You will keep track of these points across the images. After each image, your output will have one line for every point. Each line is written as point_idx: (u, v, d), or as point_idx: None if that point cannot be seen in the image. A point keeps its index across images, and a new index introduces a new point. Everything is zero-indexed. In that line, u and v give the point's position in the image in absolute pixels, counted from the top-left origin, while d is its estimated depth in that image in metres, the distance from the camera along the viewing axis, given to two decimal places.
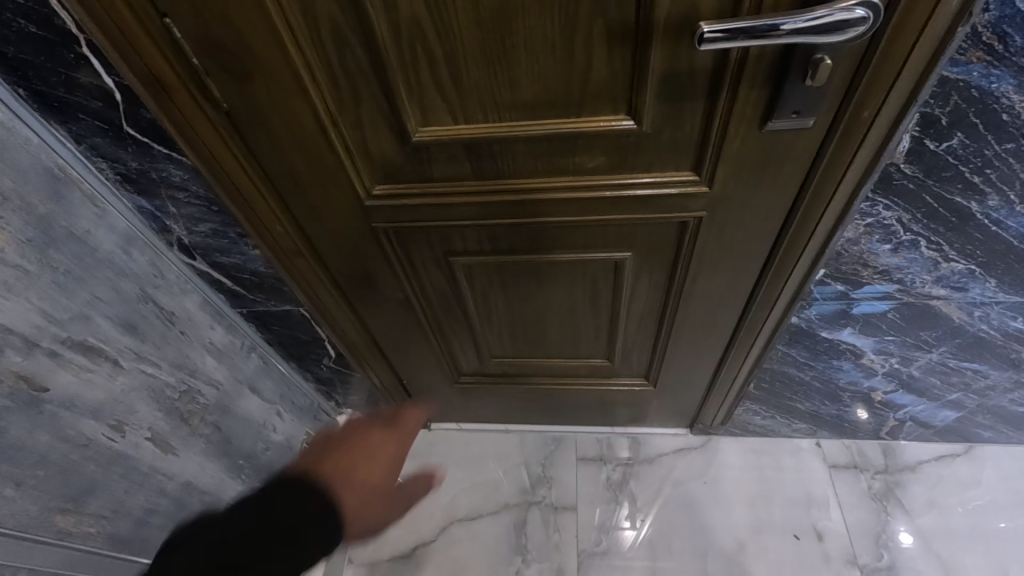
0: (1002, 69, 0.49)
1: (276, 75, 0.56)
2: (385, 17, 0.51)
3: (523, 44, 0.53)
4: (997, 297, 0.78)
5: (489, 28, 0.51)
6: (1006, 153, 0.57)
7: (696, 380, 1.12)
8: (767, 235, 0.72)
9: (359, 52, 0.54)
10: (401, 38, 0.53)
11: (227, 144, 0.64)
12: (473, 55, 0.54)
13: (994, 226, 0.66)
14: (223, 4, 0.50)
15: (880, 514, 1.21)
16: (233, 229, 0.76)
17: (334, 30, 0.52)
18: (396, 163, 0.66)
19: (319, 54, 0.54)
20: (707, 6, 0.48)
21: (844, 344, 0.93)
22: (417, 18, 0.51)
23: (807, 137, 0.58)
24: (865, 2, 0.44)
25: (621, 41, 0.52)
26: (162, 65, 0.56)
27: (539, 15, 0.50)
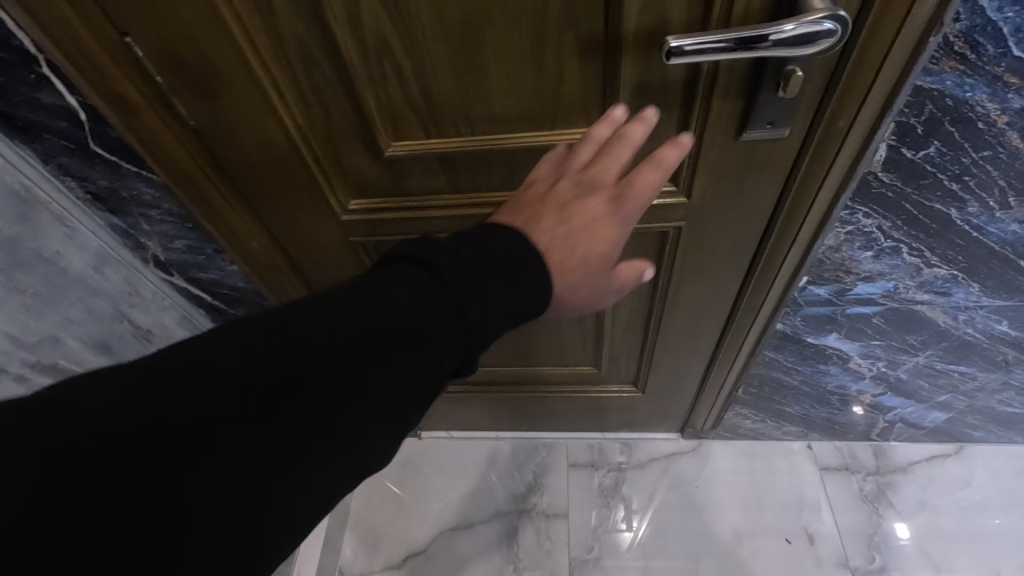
0: (975, 78, 0.49)
1: (242, 92, 0.54)
2: (351, 33, 0.50)
3: (492, 58, 0.52)
4: (982, 301, 0.78)
5: (457, 43, 0.50)
6: (984, 160, 0.56)
7: (684, 385, 1.11)
8: (748, 244, 0.72)
9: (326, 69, 0.53)
10: (369, 55, 0.51)
11: (197, 161, 0.63)
12: (442, 70, 0.53)
13: (975, 231, 0.65)
14: (183, 23, 0.49)
15: (872, 516, 1.20)
16: (209, 244, 0.75)
17: (298, 48, 0.51)
18: (371, 178, 0.65)
19: (285, 71, 0.53)
20: (676, 18, 0.48)
21: (830, 348, 0.92)
22: (383, 34, 0.50)
23: (782, 146, 0.57)
24: (834, 13, 0.43)
25: (592, 54, 0.51)
26: (124, 84, 0.54)
27: (506, 29, 0.49)
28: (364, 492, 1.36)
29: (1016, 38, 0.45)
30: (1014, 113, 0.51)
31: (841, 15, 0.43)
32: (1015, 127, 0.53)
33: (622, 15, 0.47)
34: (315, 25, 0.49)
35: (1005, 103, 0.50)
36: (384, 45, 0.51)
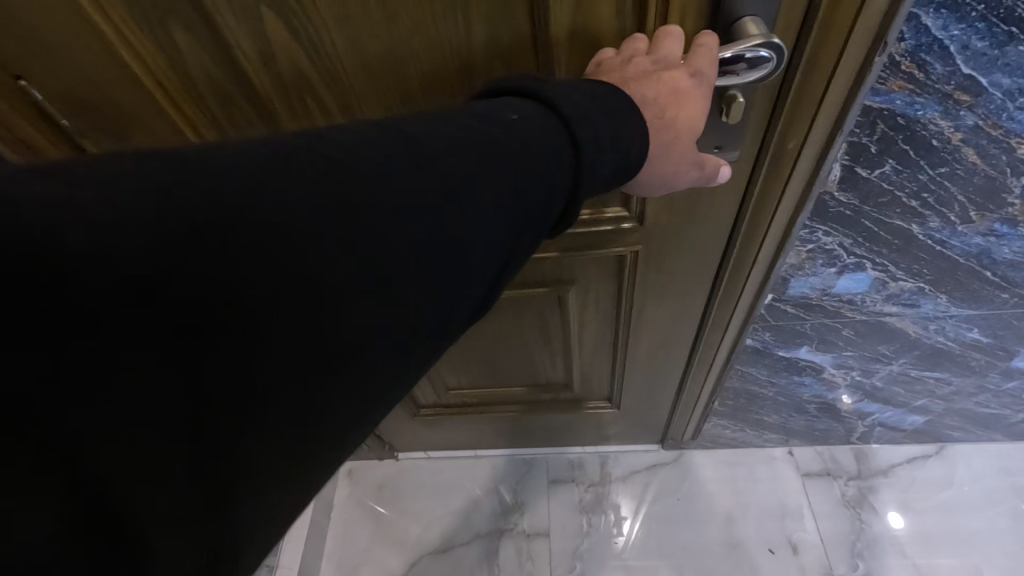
0: (925, 97, 0.46)
1: (159, 132, 0.51)
2: (265, 69, 0.47)
3: (420, 90, 0.49)
4: (951, 311, 0.76)
5: (382, 76, 0.47)
6: (941, 177, 0.54)
7: (660, 399, 1.09)
8: (710, 265, 0.70)
9: (245, 105, 0.50)
10: (287, 89, 0.48)
11: None
12: (369, 104, 0.50)
13: (938, 245, 0.63)
14: (85, 66, 0.46)
15: (855, 522, 1.19)
16: None
17: (212, 85, 0.48)
18: None
19: (202, 109, 0.50)
20: (610, 44, 0.45)
21: (803, 361, 0.90)
22: (301, 69, 0.47)
23: (733, 170, 0.55)
24: (769, 41, 0.40)
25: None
26: (28, 129, 0.50)
27: (432, 61, 0.46)
28: (341, 518, 1.33)
29: (964, 56, 0.43)
30: (968, 129, 0.49)
31: (778, 43, 0.40)
32: (971, 143, 0.50)
33: (551, 42, 0.45)
34: (227, 60, 0.46)
35: (958, 120, 0.48)
36: (305, 79, 0.47)
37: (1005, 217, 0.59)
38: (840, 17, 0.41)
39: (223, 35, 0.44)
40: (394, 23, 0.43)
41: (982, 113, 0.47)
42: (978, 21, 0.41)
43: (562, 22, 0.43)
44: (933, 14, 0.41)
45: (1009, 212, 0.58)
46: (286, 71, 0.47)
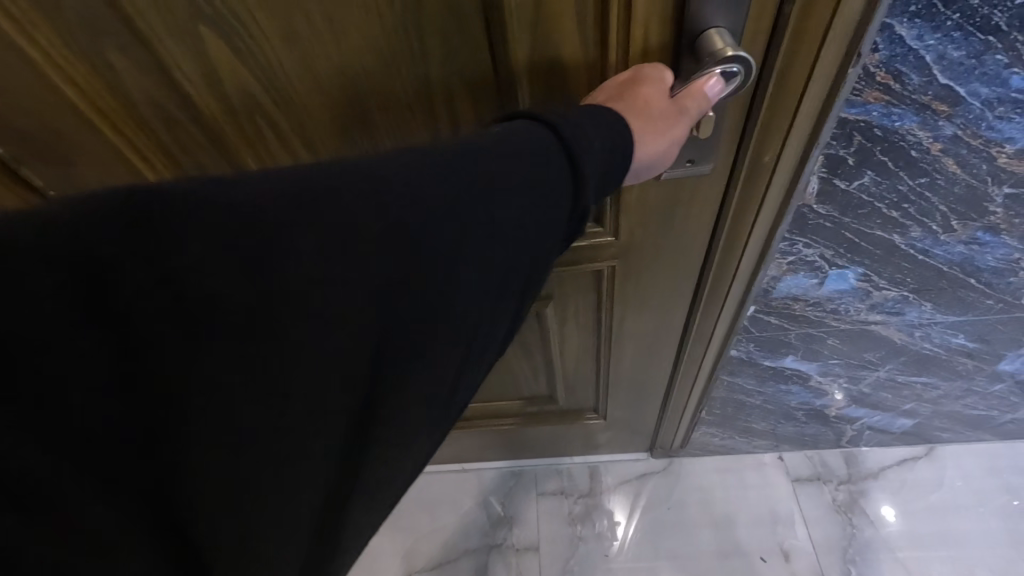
0: (902, 107, 0.44)
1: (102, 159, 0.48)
2: (211, 92, 0.44)
3: (374, 110, 0.46)
4: (936, 318, 0.75)
5: (334, 98, 0.45)
6: (921, 187, 0.53)
7: (646, 409, 1.07)
8: (690, 279, 0.68)
9: (193, 129, 0.47)
10: (237, 112, 0.46)
11: None
12: (324, 125, 0.47)
13: (921, 254, 0.62)
14: (14, 92, 0.43)
15: (846, 527, 1.18)
16: None
17: (154, 110, 0.45)
18: None
19: (147, 136, 0.47)
20: (573, 61, 0.43)
21: (789, 369, 0.89)
22: (249, 90, 0.44)
23: (707, 184, 0.53)
24: (735, 53, 0.38)
25: (485, 101, 0.46)
26: None
27: (387, 80, 0.44)
28: None
29: (941, 66, 0.41)
30: (948, 139, 0.47)
31: (744, 55, 0.38)
32: (950, 153, 0.49)
33: (510, 59, 0.42)
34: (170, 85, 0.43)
35: (936, 130, 0.47)
36: (253, 102, 0.45)
37: (987, 225, 0.57)
38: (811, 28, 0.39)
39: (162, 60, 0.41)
40: (342, 42, 0.41)
41: (960, 122, 0.46)
42: (953, 30, 0.39)
43: (519, 37, 0.41)
44: (907, 24, 0.39)
45: (992, 221, 0.57)
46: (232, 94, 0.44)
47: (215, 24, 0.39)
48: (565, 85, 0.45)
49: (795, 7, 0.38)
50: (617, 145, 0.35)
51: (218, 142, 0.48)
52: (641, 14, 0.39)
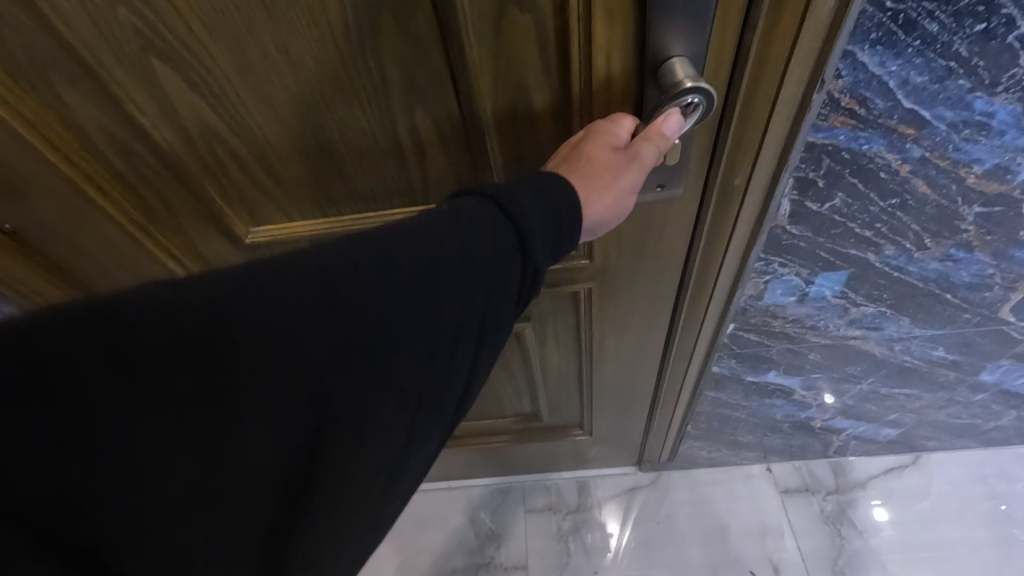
0: (869, 131, 0.44)
1: (57, 192, 0.47)
2: (167, 122, 0.43)
3: (337, 139, 0.45)
4: (915, 331, 0.75)
5: (295, 128, 0.44)
6: (892, 208, 0.52)
7: (631, 426, 1.06)
8: (666, 301, 0.67)
9: (150, 160, 0.46)
10: (195, 141, 0.45)
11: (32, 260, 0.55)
12: (286, 155, 0.47)
13: (896, 271, 0.62)
14: None
15: (835, 538, 1.18)
16: None
17: (112, 138, 0.44)
18: None
19: (106, 165, 0.46)
20: (538, 90, 0.42)
21: (772, 384, 0.88)
22: (206, 121, 0.43)
23: (679, 206, 0.52)
24: (697, 84, 0.37)
25: (450, 130, 0.45)
26: None
27: (348, 111, 0.43)
28: None
29: (904, 91, 0.41)
30: (915, 161, 0.47)
31: (705, 87, 0.37)
32: (919, 175, 0.49)
33: (473, 91, 0.42)
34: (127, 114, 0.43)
35: (904, 152, 0.46)
36: (213, 131, 0.44)
37: (959, 242, 0.57)
38: (773, 56, 0.39)
39: (117, 87, 0.41)
40: (300, 73, 0.40)
41: (927, 145, 0.46)
42: (915, 57, 0.39)
43: (481, 68, 0.40)
44: (869, 51, 0.39)
45: (964, 238, 0.57)
46: (191, 123, 0.44)
47: (169, 54, 0.39)
48: (531, 114, 0.44)
49: (756, 36, 0.38)
50: (562, 212, 0.37)
51: (178, 170, 0.47)
52: (602, 44, 0.38)
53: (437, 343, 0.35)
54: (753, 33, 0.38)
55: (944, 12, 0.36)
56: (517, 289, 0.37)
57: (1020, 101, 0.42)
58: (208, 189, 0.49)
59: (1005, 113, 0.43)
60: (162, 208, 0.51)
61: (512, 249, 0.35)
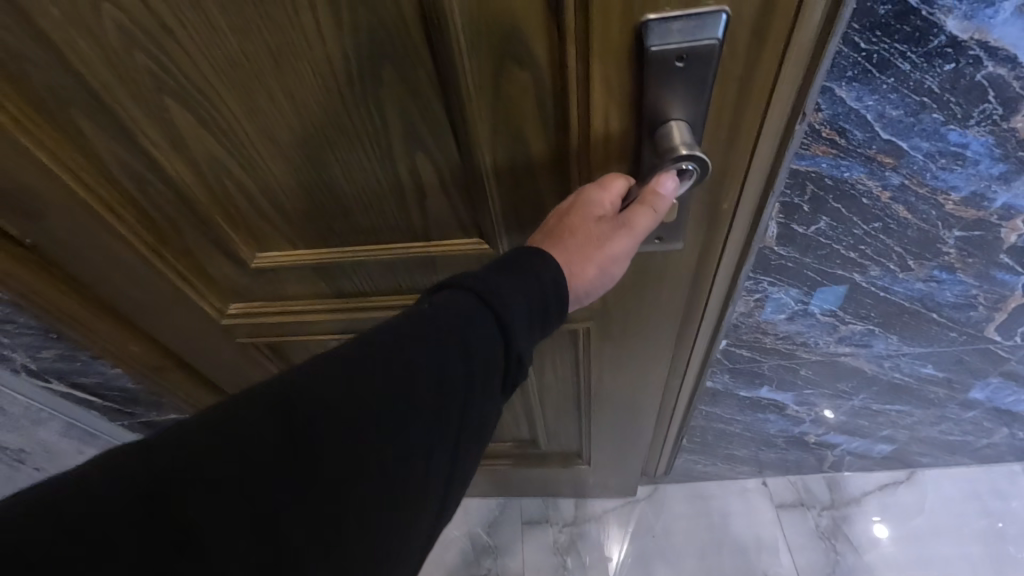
0: (850, 159, 0.47)
1: (74, 213, 0.51)
2: (177, 155, 0.47)
3: (341, 174, 0.48)
4: (903, 349, 0.77)
5: (301, 164, 0.47)
6: (875, 231, 0.55)
7: (629, 459, 1.07)
8: (665, 338, 0.68)
9: (161, 187, 0.50)
10: (203, 173, 0.48)
11: (48, 273, 0.58)
12: (291, 188, 0.49)
13: (882, 291, 0.64)
14: None
15: (829, 553, 1.18)
16: (82, 352, 0.69)
17: (129, 164, 0.48)
18: (243, 284, 0.62)
19: (124, 183, 0.50)
20: (535, 138, 0.44)
21: (766, 399, 0.90)
22: (215, 156, 0.47)
23: (677, 257, 0.55)
24: (693, 153, 0.39)
25: (450, 172, 0.47)
26: None
27: (350, 153, 0.46)
28: None
29: (881, 123, 0.44)
30: (895, 188, 0.50)
31: (699, 158, 0.39)
32: (899, 201, 0.51)
33: (472, 140, 0.44)
34: (147, 138, 0.46)
35: (884, 180, 0.49)
36: (225, 159, 0.47)
37: (942, 264, 0.60)
38: (753, 111, 0.41)
39: (136, 118, 0.44)
40: (305, 114, 0.43)
41: (906, 173, 0.48)
42: (890, 93, 0.41)
43: (481, 121, 0.43)
44: (846, 87, 0.41)
45: (946, 260, 0.59)
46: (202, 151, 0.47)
47: (186, 88, 0.42)
48: (530, 161, 0.46)
49: (746, 93, 0.40)
50: (540, 287, 0.41)
51: (190, 194, 0.50)
52: (600, 102, 0.40)
53: (427, 430, 0.37)
54: (743, 92, 0.40)
55: (915, 53, 0.39)
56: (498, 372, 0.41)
57: (991, 134, 0.45)
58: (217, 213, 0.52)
59: (978, 144, 0.46)
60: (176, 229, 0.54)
61: (493, 336, 0.39)
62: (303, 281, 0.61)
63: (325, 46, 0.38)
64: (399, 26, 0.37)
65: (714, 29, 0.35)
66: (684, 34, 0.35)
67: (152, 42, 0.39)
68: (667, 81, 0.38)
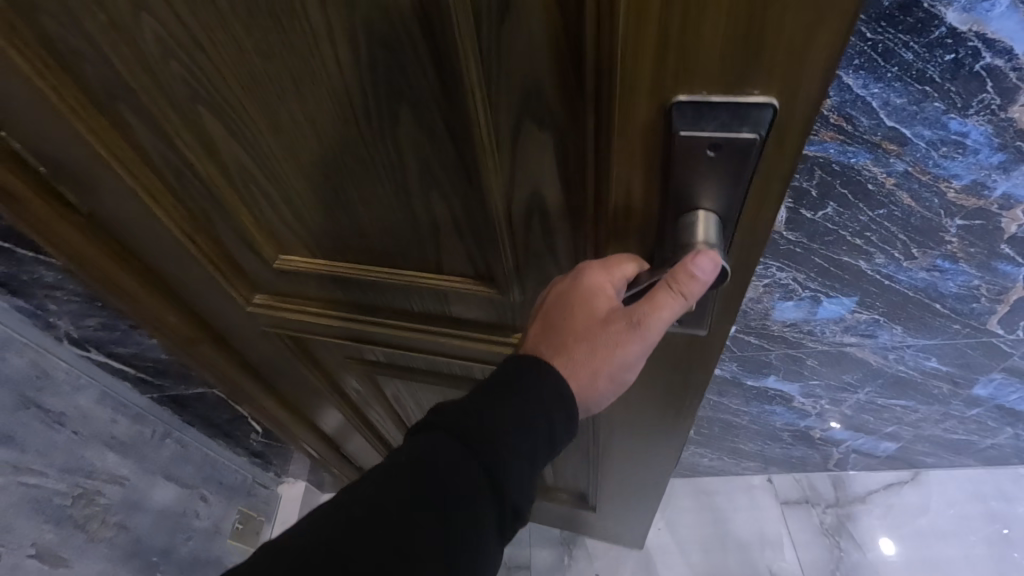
0: (855, 146, 0.50)
1: (119, 195, 0.55)
2: (209, 159, 0.51)
3: (356, 197, 0.50)
4: (907, 341, 0.79)
5: (322, 178, 0.49)
6: (880, 218, 0.58)
7: (638, 517, 1.04)
8: (691, 411, 0.63)
9: (195, 184, 0.54)
10: (231, 175, 0.52)
11: (98, 243, 0.62)
12: (310, 201, 0.52)
13: (887, 279, 0.66)
14: (55, 134, 0.51)
15: (833, 550, 1.20)
16: (123, 321, 0.73)
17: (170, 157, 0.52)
18: (266, 278, 0.66)
19: (165, 172, 0.53)
20: (550, 191, 0.43)
21: (773, 390, 0.92)
22: (243, 164, 0.51)
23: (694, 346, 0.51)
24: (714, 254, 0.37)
25: (462, 212, 0.48)
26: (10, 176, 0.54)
27: (365, 181, 0.48)
28: None
29: (886, 111, 0.47)
30: (899, 175, 0.53)
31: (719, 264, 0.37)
32: (903, 187, 0.54)
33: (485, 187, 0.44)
34: (187, 136, 0.49)
35: (888, 166, 0.52)
36: (249, 162, 0.50)
37: (945, 253, 0.62)
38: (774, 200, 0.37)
39: (172, 117, 0.48)
40: (323, 138, 0.45)
41: (910, 160, 0.51)
42: (894, 81, 0.44)
43: (495, 172, 0.42)
44: (853, 75, 0.44)
45: (948, 249, 0.62)
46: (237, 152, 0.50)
47: (223, 97, 0.45)
48: (544, 214, 0.45)
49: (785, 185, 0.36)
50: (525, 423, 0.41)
51: (223, 187, 0.54)
52: (622, 183, 0.38)
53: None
54: (784, 187, 0.36)
55: (918, 43, 0.42)
56: (491, 521, 0.39)
57: (990, 123, 0.48)
58: (245, 206, 0.56)
59: (977, 133, 0.49)
60: (211, 218, 0.58)
61: (476, 477, 0.39)
62: (319, 287, 0.65)
63: (343, 78, 0.39)
64: (415, 72, 0.37)
65: (757, 122, 0.32)
66: (721, 122, 0.33)
67: (185, 52, 0.42)
68: (698, 173, 0.35)
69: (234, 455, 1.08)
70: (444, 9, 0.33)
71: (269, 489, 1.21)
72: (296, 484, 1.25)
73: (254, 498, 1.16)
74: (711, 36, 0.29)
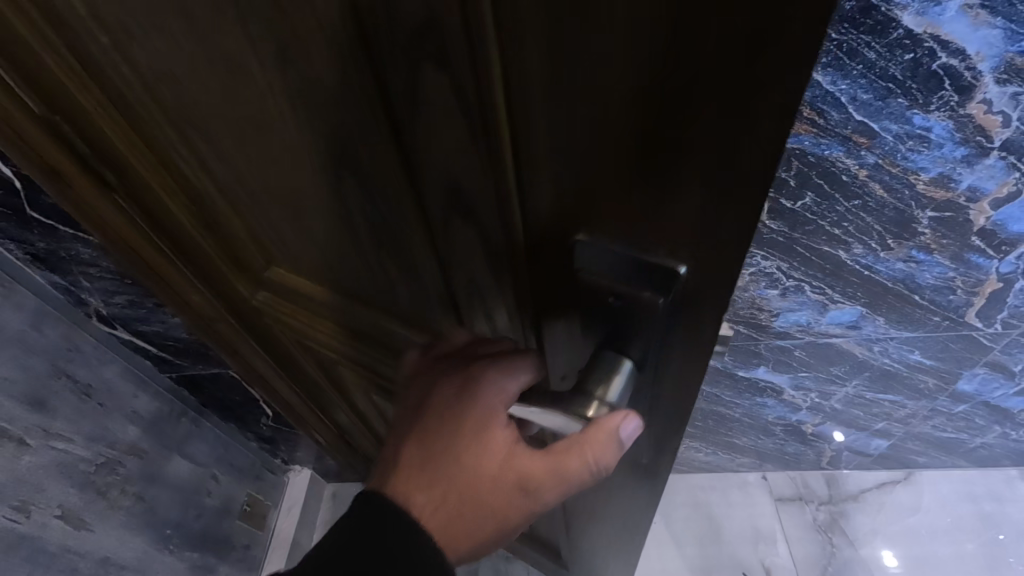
0: (828, 139, 0.55)
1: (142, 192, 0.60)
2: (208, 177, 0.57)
3: (325, 238, 0.54)
4: (891, 333, 0.83)
5: (305, 218, 0.53)
6: (856, 209, 0.62)
7: None
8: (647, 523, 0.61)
9: (203, 193, 0.59)
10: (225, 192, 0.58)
11: (131, 224, 0.64)
12: (292, 231, 0.57)
13: (866, 270, 0.70)
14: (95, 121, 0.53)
15: (826, 546, 1.22)
16: (150, 299, 0.76)
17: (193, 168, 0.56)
18: (263, 279, 0.72)
19: (180, 179, 0.58)
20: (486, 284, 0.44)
21: (762, 381, 0.96)
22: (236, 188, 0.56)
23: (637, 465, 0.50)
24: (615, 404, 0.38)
25: (411, 269, 0.50)
26: (56, 154, 0.56)
27: (331, 227, 0.51)
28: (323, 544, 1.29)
29: (854, 105, 0.51)
30: (871, 167, 0.57)
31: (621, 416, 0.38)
32: (875, 179, 0.58)
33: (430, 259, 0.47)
34: (190, 153, 0.54)
35: (860, 159, 0.56)
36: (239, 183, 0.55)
37: (919, 244, 0.66)
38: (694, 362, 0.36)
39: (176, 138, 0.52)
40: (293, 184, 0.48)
41: (879, 153, 0.56)
42: (860, 77, 0.49)
43: (431, 244, 0.45)
44: (822, 71, 0.49)
45: (922, 241, 0.66)
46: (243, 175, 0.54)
47: (213, 133, 0.49)
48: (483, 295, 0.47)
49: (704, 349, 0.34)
50: None
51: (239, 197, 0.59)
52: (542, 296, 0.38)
53: None
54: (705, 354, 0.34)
55: (878, 43, 0.47)
56: None
57: (950, 119, 0.52)
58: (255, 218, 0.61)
59: (940, 128, 0.53)
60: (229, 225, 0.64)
61: None
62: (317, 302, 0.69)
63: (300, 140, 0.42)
64: (357, 147, 0.40)
65: (661, 286, 0.31)
66: (621, 275, 0.32)
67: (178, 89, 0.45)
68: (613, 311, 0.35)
69: (244, 440, 1.12)
70: (368, 106, 0.35)
71: (276, 475, 1.25)
72: (302, 472, 1.29)
73: (261, 482, 1.20)
74: (602, 202, 0.29)
